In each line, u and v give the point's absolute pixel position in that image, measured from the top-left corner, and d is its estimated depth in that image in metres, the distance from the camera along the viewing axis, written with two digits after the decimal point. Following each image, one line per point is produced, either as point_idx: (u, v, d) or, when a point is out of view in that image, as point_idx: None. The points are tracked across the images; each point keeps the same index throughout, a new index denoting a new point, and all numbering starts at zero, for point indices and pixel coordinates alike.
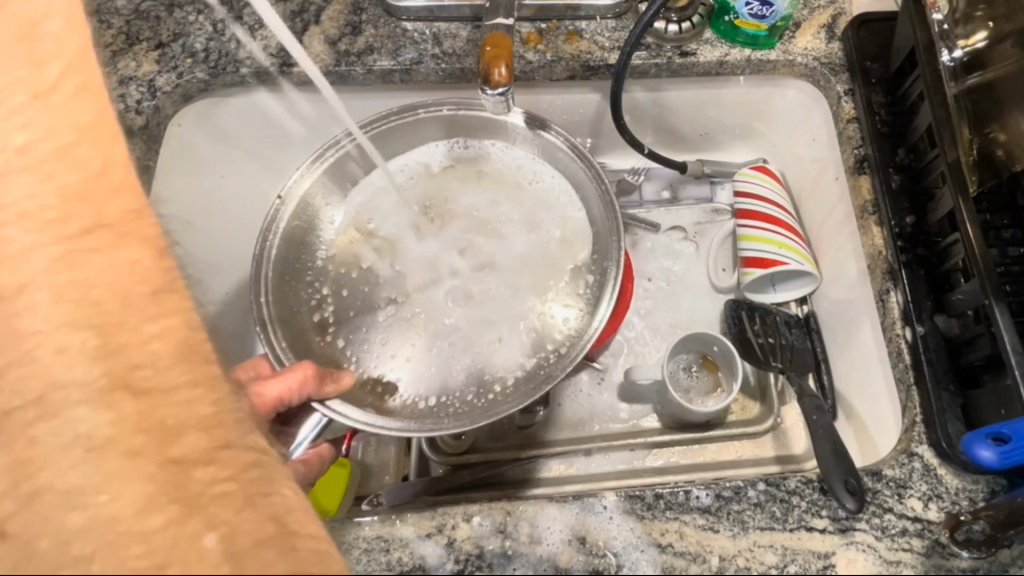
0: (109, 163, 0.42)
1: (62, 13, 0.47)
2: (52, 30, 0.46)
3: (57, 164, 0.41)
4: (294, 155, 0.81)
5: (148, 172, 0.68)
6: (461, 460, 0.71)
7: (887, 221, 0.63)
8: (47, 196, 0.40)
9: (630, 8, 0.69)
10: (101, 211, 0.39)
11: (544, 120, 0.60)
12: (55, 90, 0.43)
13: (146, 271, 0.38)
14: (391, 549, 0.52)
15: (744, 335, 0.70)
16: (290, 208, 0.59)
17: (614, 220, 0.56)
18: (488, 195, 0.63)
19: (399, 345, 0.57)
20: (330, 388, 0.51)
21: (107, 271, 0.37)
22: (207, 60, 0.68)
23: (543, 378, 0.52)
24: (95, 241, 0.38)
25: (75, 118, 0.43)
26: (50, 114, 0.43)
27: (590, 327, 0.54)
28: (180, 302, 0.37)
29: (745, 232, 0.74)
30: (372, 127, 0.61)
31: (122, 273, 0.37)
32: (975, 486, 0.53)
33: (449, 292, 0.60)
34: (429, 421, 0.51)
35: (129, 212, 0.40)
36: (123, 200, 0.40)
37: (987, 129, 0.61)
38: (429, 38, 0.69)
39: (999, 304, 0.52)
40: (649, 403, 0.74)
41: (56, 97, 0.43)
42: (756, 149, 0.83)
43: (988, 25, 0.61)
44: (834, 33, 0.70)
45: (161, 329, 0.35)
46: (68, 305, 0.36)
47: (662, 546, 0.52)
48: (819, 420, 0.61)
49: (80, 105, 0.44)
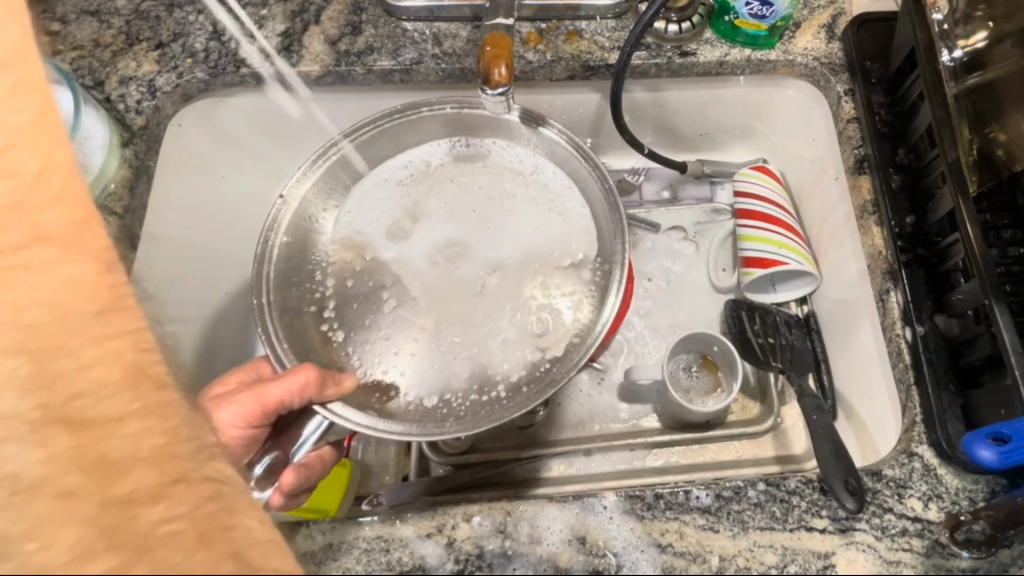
0: (46, 168, 0.41)
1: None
2: None
3: None
4: (295, 155, 0.81)
5: (148, 172, 0.68)
6: (461, 460, 0.71)
7: (887, 221, 0.63)
8: None
9: (630, 8, 0.69)
10: (39, 224, 0.39)
11: (545, 118, 0.61)
12: None
13: (87, 286, 0.37)
14: (391, 549, 0.52)
15: (744, 336, 0.70)
16: (290, 208, 0.60)
17: (618, 222, 0.56)
18: (490, 193, 0.63)
19: (401, 343, 0.57)
20: (331, 392, 0.52)
21: (48, 288, 0.37)
22: (208, 60, 0.68)
23: (543, 387, 0.53)
24: (43, 255, 0.38)
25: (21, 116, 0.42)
26: None
27: (596, 329, 0.54)
28: (129, 321, 0.35)
29: (745, 232, 0.74)
30: (372, 126, 0.61)
31: (66, 290, 0.37)
32: (975, 486, 0.54)
33: (452, 291, 0.60)
34: (430, 426, 0.51)
35: (71, 221, 0.40)
36: (62, 211, 0.40)
37: (987, 129, 0.61)
38: (429, 38, 0.69)
39: (999, 304, 0.52)
40: (649, 403, 0.74)
41: None
42: (756, 149, 0.83)
43: (988, 25, 0.61)
44: (834, 32, 0.70)
45: (105, 352, 0.34)
46: (43, 325, 0.36)
47: (662, 545, 0.52)
48: (818, 420, 0.61)
49: (17, 103, 0.43)
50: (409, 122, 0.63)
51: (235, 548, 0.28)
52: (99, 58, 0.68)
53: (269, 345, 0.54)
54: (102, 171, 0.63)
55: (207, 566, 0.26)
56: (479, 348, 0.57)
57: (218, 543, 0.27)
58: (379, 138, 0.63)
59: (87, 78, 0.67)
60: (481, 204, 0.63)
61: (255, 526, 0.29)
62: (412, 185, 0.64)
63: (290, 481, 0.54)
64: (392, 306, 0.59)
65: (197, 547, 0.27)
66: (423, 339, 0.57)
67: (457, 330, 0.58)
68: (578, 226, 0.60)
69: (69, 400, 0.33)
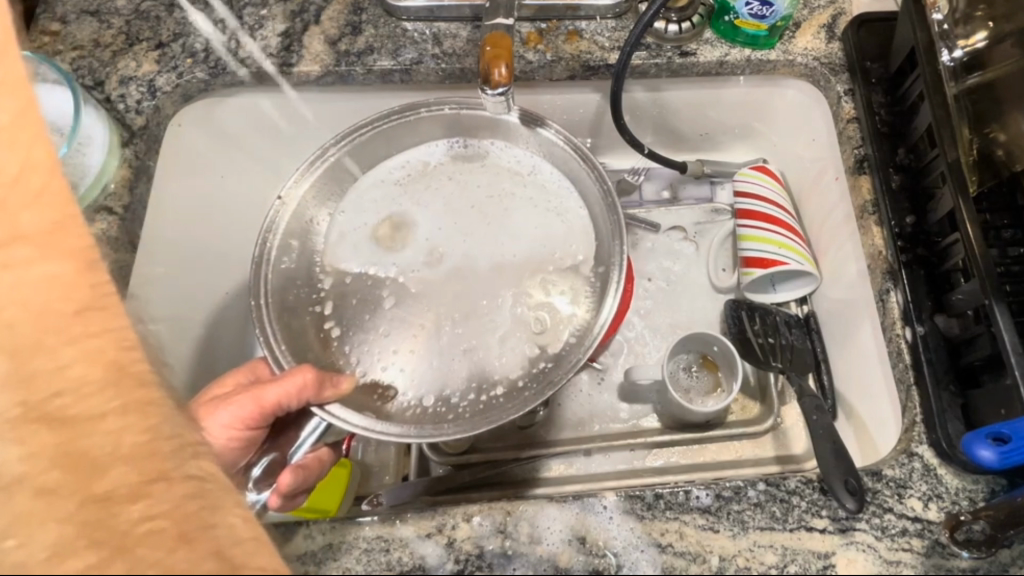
0: (26, 169, 0.43)
1: None
2: None
3: None
4: (294, 155, 0.81)
5: (148, 172, 0.68)
6: (461, 460, 0.71)
7: (887, 221, 0.63)
8: None
9: (630, 8, 0.69)
10: (16, 225, 0.41)
11: (543, 119, 0.60)
12: None
13: (65, 285, 0.39)
14: (391, 549, 0.52)
15: (744, 336, 0.70)
16: (289, 209, 0.60)
17: (616, 223, 0.56)
18: (488, 193, 0.63)
19: (400, 342, 0.57)
20: (330, 393, 0.51)
21: (26, 287, 0.39)
22: (207, 60, 0.68)
23: (541, 387, 0.53)
24: (21, 254, 0.40)
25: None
26: None
27: (594, 330, 0.54)
28: (108, 320, 0.37)
29: (745, 232, 0.74)
30: (371, 127, 0.61)
31: (44, 291, 0.38)
32: (975, 486, 0.54)
33: (450, 292, 0.60)
34: (428, 427, 0.51)
35: (50, 222, 0.41)
36: (40, 212, 0.41)
37: (987, 129, 0.61)
38: (429, 38, 0.69)
39: (999, 304, 0.52)
40: (649, 403, 0.74)
41: None
42: (756, 149, 0.83)
43: (988, 25, 0.61)
44: (834, 32, 0.70)
45: (84, 351, 0.35)
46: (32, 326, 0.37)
47: (662, 545, 0.52)
48: (819, 420, 0.61)
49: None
50: (408, 123, 0.63)
51: (217, 546, 0.28)
52: (99, 58, 0.68)
53: (268, 348, 0.54)
54: (101, 172, 0.63)
55: (186, 564, 0.26)
56: (479, 348, 0.57)
57: (199, 541, 0.27)
58: (378, 138, 0.63)
59: (87, 78, 0.67)
60: (479, 204, 0.62)
61: (238, 524, 0.29)
62: (411, 185, 0.63)
63: (288, 482, 0.54)
64: (392, 307, 0.59)
65: (177, 545, 0.27)
66: (422, 337, 0.57)
67: (456, 331, 0.58)
68: (577, 227, 0.60)
69: (72, 399, 0.34)
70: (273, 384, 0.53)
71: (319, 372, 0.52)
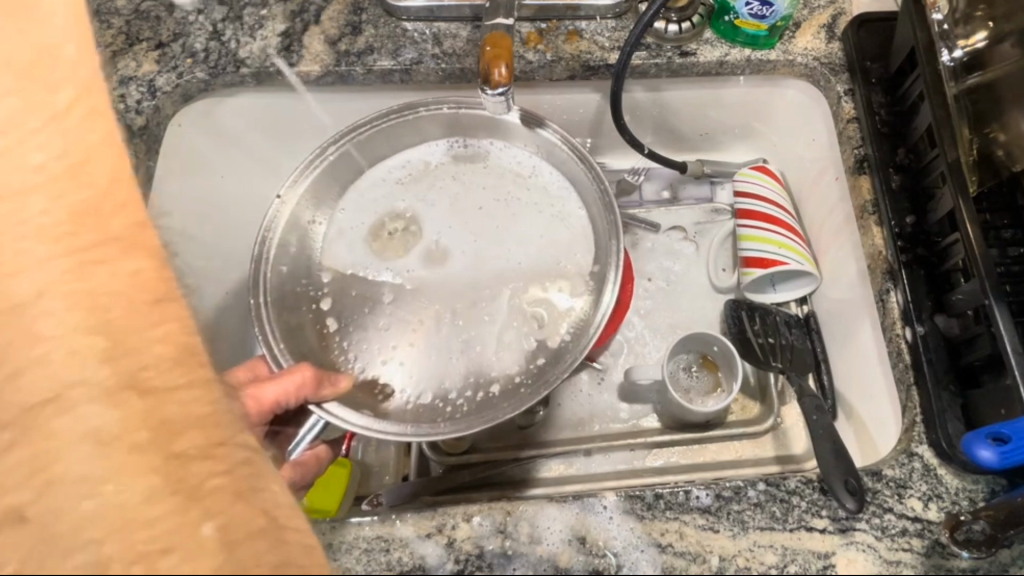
0: (119, 179, 0.44)
1: (77, 42, 0.51)
2: (69, 55, 0.50)
3: (71, 183, 0.43)
4: (295, 155, 0.81)
5: (149, 172, 0.69)
6: (460, 461, 0.71)
7: (887, 221, 0.63)
8: (57, 212, 0.41)
9: (630, 8, 0.69)
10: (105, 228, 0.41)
11: (542, 119, 0.60)
12: (67, 114, 0.47)
13: (146, 281, 0.39)
14: (391, 549, 0.52)
15: (744, 336, 0.70)
16: (288, 208, 0.60)
17: (613, 223, 0.56)
18: (486, 194, 0.63)
19: (399, 337, 0.57)
20: (327, 391, 0.52)
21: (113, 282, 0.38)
22: (207, 60, 0.68)
23: (539, 386, 0.53)
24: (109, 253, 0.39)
25: (86, 142, 0.45)
26: (61, 136, 0.45)
27: (591, 329, 0.54)
28: (181, 311, 0.38)
29: (745, 232, 0.74)
30: (370, 126, 0.61)
31: (126, 283, 0.38)
32: (975, 486, 0.54)
33: (448, 292, 0.59)
34: (425, 426, 0.51)
35: (136, 224, 0.42)
36: (128, 215, 0.42)
37: (987, 129, 0.61)
38: (429, 38, 0.69)
39: (999, 304, 0.52)
40: (649, 403, 0.74)
41: (69, 120, 0.46)
42: (756, 149, 0.83)
43: (988, 25, 0.61)
44: (834, 32, 0.70)
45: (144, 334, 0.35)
46: (105, 321, 0.36)
47: (662, 546, 0.52)
48: (819, 420, 0.61)
49: (91, 124, 0.46)
50: (408, 122, 0.62)
51: (265, 505, 0.30)
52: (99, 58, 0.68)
53: (267, 349, 0.54)
54: None
55: (244, 514, 0.29)
56: (475, 347, 0.57)
57: (251, 496, 0.30)
58: (378, 138, 0.62)
59: None
60: (478, 204, 0.62)
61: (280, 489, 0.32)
62: (410, 186, 0.64)
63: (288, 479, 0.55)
64: (390, 304, 0.59)
65: (237, 497, 0.30)
66: (422, 332, 0.57)
67: (453, 331, 0.58)
68: (575, 226, 0.60)
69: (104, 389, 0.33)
70: (271, 382, 0.51)
71: (317, 370, 0.53)
